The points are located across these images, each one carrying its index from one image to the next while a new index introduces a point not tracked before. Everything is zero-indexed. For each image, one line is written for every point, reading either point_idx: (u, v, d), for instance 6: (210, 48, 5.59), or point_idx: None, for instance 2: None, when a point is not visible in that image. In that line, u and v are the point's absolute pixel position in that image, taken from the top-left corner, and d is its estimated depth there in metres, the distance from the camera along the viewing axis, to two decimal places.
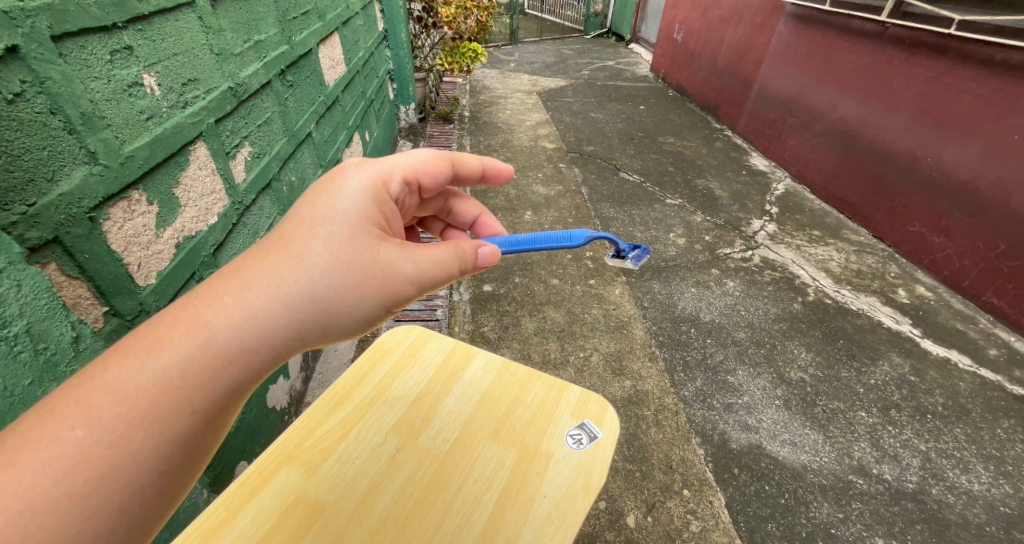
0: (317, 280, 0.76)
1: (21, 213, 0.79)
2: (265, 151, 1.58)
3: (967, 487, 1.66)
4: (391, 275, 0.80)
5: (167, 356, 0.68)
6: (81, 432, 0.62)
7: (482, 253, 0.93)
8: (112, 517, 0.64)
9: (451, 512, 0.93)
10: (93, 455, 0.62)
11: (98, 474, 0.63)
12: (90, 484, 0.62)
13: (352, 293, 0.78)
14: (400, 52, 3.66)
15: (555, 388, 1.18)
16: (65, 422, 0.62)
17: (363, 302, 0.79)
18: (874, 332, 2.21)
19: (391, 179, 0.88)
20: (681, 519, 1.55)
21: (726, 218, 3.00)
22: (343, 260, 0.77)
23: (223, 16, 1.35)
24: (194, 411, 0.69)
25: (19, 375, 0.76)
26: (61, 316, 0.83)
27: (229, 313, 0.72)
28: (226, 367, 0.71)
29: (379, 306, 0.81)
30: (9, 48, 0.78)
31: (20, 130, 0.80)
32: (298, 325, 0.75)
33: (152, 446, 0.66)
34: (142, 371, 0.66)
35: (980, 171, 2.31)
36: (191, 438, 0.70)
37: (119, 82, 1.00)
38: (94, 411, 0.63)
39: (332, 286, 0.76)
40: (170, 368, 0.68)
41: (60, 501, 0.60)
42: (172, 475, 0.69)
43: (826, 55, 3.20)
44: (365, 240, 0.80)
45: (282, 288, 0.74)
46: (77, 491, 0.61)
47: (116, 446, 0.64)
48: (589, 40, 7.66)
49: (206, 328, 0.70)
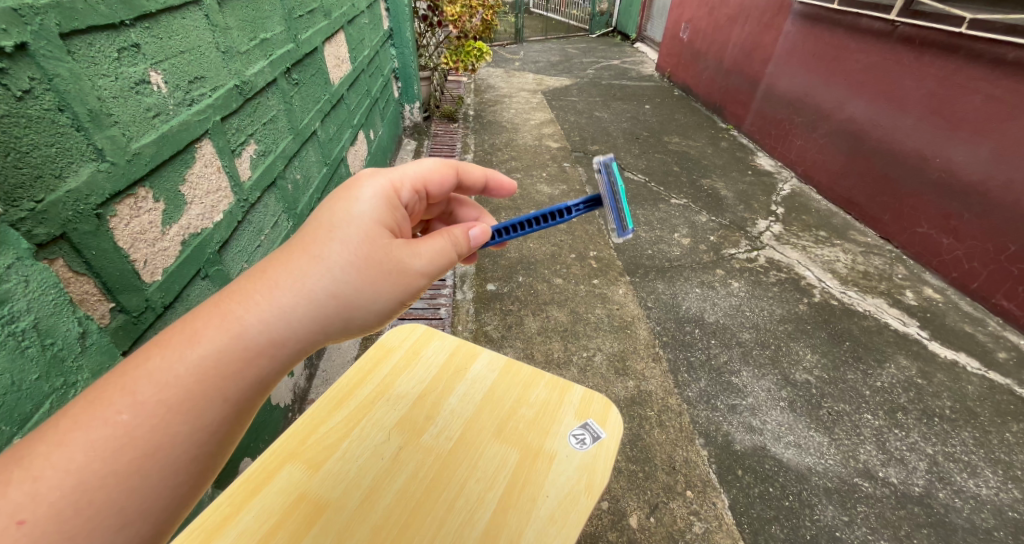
0: (338, 277, 0.76)
1: (30, 210, 0.79)
2: (271, 149, 1.59)
3: (974, 491, 1.64)
4: (404, 271, 0.81)
5: (202, 347, 0.68)
6: (126, 415, 0.63)
7: (474, 234, 0.92)
8: (153, 499, 0.64)
9: (454, 511, 0.93)
10: (136, 439, 0.63)
11: (140, 457, 0.63)
12: (132, 465, 0.62)
13: (368, 290, 0.78)
14: (405, 51, 3.65)
15: (558, 388, 1.18)
16: (111, 407, 0.63)
17: (378, 298, 0.79)
18: (880, 333, 2.19)
19: (403, 183, 0.88)
20: (684, 520, 1.54)
21: (732, 218, 2.99)
22: (361, 260, 0.77)
23: (230, 14, 1.36)
24: (229, 400, 0.69)
25: (25, 369, 0.74)
26: (68, 312, 0.81)
27: (260, 308, 0.72)
28: (256, 360, 0.71)
29: (393, 301, 0.81)
30: (19, 45, 0.78)
31: (29, 127, 0.81)
32: (322, 319, 0.75)
33: (190, 432, 0.66)
34: (180, 361, 0.67)
35: (990, 172, 2.29)
36: (224, 427, 0.70)
37: (126, 80, 1.00)
38: (138, 396, 0.64)
39: (351, 284, 0.77)
40: (206, 360, 0.68)
41: (106, 479, 0.61)
42: (207, 463, 0.69)
43: (834, 55, 3.18)
44: (380, 240, 0.80)
45: (307, 285, 0.74)
46: (120, 472, 0.62)
47: (157, 432, 0.64)
48: (595, 39, 7.62)
49: (238, 321, 0.71)
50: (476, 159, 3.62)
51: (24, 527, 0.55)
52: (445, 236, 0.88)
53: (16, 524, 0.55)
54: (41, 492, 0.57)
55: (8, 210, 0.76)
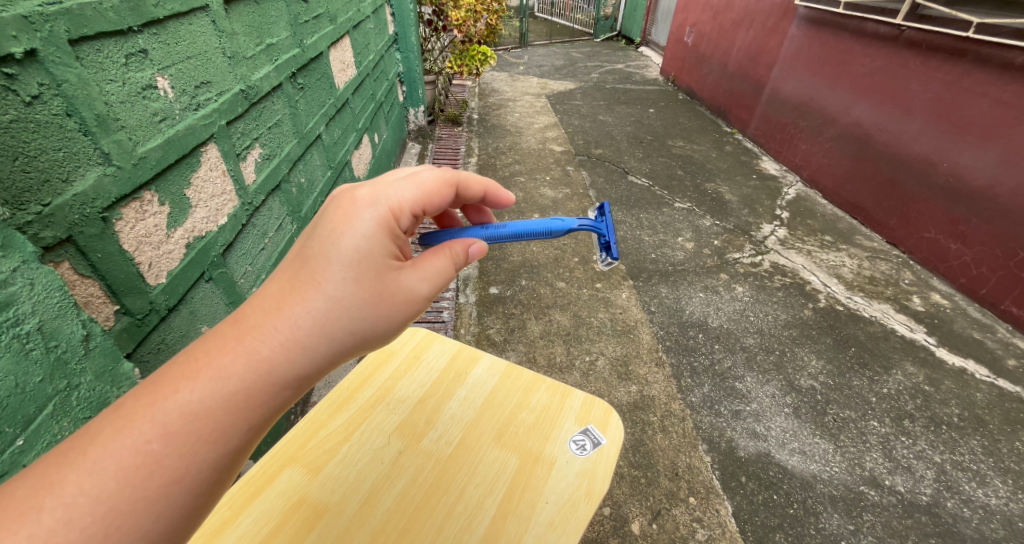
0: (355, 312, 0.76)
1: (36, 213, 0.80)
2: (276, 152, 1.60)
3: (983, 501, 1.62)
4: (411, 298, 0.82)
5: (229, 381, 0.67)
6: (157, 446, 0.62)
7: (472, 249, 0.92)
8: (182, 525, 0.64)
9: (452, 516, 0.93)
10: (167, 469, 0.62)
11: (168, 484, 0.62)
12: (160, 492, 0.61)
13: (382, 320, 0.79)
14: (410, 55, 3.69)
15: (559, 392, 1.18)
16: (141, 437, 0.62)
17: (390, 325, 0.80)
18: (887, 339, 2.17)
19: (400, 210, 0.80)
20: (686, 527, 1.53)
21: (736, 223, 2.97)
22: (375, 295, 0.77)
23: (236, 20, 1.37)
24: (255, 429, 0.69)
25: (30, 372, 0.72)
26: (72, 314, 0.78)
27: (284, 341, 0.71)
28: (280, 393, 0.71)
29: (404, 324, 0.83)
30: (27, 51, 0.80)
31: (37, 131, 0.82)
32: (342, 351, 0.76)
33: (217, 459, 0.66)
34: (209, 396, 0.66)
35: (999, 177, 2.26)
36: (249, 452, 0.69)
37: (134, 85, 1.02)
38: (167, 427, 0.63)
39: (368, 316, 0.77)
40: (232, 395, 0.67)
41: (134, 507, 0.60)
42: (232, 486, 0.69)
43: (840, 59, 3.16)
44: (388, 271, 0.78)
45: (328, 320, 0.73)
46: (148, 499, 0.61)
47: (186, 462, 0.63)
48: (600, 44, 7.62)
49: (262, 357, 0.69)
50: (480, 163, 3.64)
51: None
52: (441, 249, 0.88)
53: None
54: (76, 520, 0.57)
55: (15, 213, 0.78)
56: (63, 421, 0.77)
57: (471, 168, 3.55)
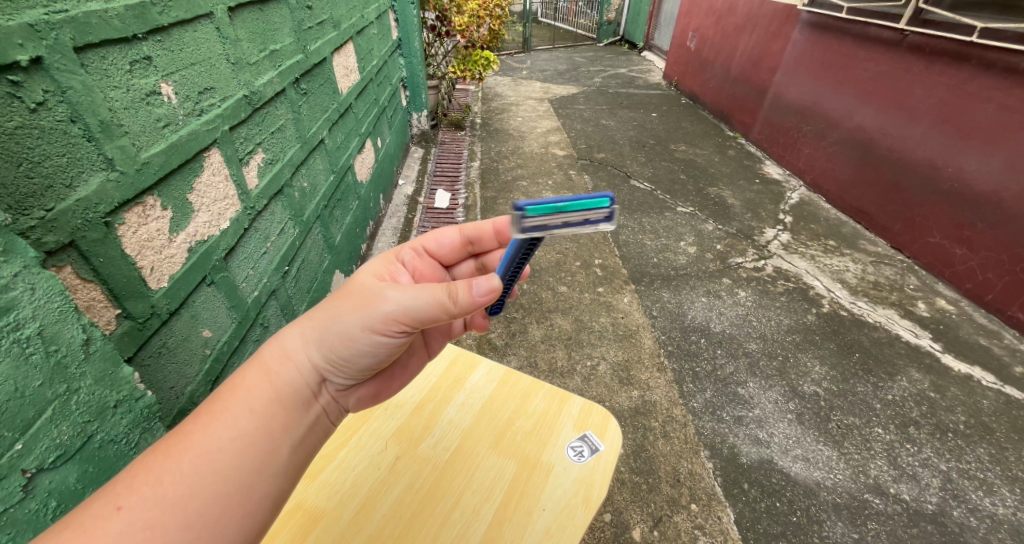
0: (330, 311, 0.82)
1: (40, 218, 0.82)
2: (279, 157, 1.61)
3: (991, 510, 1.59)
4: (371, 301, 0.81)
5: (240, 378, 0.78)
6: (190, 428, 0.72)
7: (477, 286, 0.78)
8: (217, 496, 0.69)
9: (450, 522, 0.93)
10: (196, 444, 0.71)
11: (199, 457, 0.70)
12: (194, 465, 0.69)
13: (345, 318, 0.81)
14: (413, 60, 3.72)
15: (557, 398, 1.17)
16: (180, 426, 0.73)
17: (346, 324, 0.81)
18: (892, 345, 2.15)
19: (401, 249, 0.99)
20: (687, 534, 1.52)
21: (738, 227, 2.96)
22: (344, 298, 0.84)
23: (240, 26, 1.39)
24: (266, 418, 0.76)
25: (29, 377, 0.72)
26: (73, 318, 0.78)
27: (285, 345, 0.82)
28: (279, 388, 0.79)
29: (365, 329, 0.81)
30: (33, 59, 0.81)
31: (41, 138, 0.83)
32: (329, 347, 0.82)
33: (239, 441, 0.73)
34: (229, 391, 0.76)
35: (1004, 182, 2.24)
36: (265, 440, 0.75)
37: (138, 91, 1.03)
38: (198, 415, 0.74)
39: (331, 314, 0.82)
40: (240, 388, 0.76)
41: (175, 478, 0.68)
42: (257, 466, 0.74)
43: (842, 63, 3.15)
44: (366, 281, 0.86)
45: (310, 322, 0.83)
46: (187, 471, 0.69)
47: (212, 441, 0.72)
48: (602, 49, 7.65)
49: (270, 357, 0.81)
50: (482, 167, 3.64)
51: (122, 512, 0.64)
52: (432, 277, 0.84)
53: (117, 510, 0.64)
54: (134, 488, 0.67)
55: (18, 219, 0.79)
56: (62, 425, 0.76)
57: (473, 173, 3.55)
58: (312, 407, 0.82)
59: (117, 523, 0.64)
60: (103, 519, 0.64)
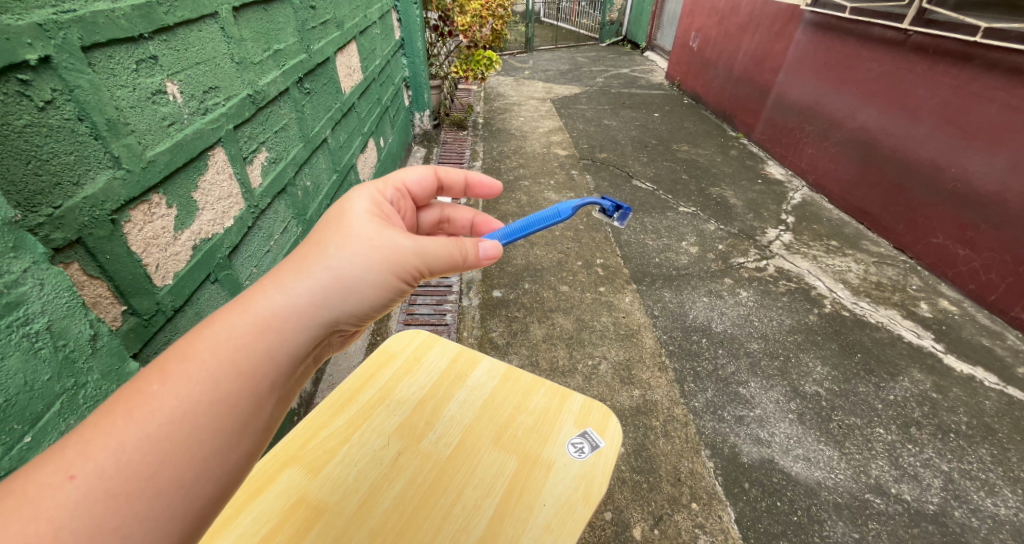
0: (337, 259, 0.72)
1: (48, 215, 0.83)
2: (282, 156, 1.62)
3: (992, 511, 1.59)
4: (391, 251, 0.76)
5: (223, 329, 0.64)
6: (157, 387, 0.59)
7: (485, 248, 0.91)
8: (193, 464, 0.59)
9: (451, 517, 0.94)
10: (168, 405, 0.58)
11: (173, 420, 0.58)
12: (164, 431, 0.58)
13: (364, 270, 0.73)
14: (416, 60, 3.72)
15: (558, 395, 1.18)
16: (144, 380, 0.59)
17: (369, 269, 0.73)
18: (893, 346, 2.15)
19: (383, 187, 0.92)
20: (688, 533, 1.52)
21: (741, 227, 2.96)
22: (358, 239, 0.75)
23: (245, 26, 1.40)
24: (251, 378, 0.64)
25: (38, 371, 0.73)
26: (80, 313, 0.79)
27: (275, 293, 0.68)
28: (272, 344, 0.66)
29: (387, 273, 0.75)
30: (42, 58, 0.82)
31: (49, 136, 0.84)
32: (331, 301, 0.71)
33: (220, 403, 0.61)
34: (209, 341, 0.63)
35: (1008, 181, 2.23)
36: (250, 401, 0.64)
37: (144, 90, 1.04)
38: (167, 370, 0.60)
39: (347, 261, 0.72)
40: (222, 341, 0.63)
41: (139, 443, 0.56)
42: (239, 428, 0.63)
43: (845, 63, 3.14)
44: (371, 224, 0.78)
45: (310, 271, 0.71)
46: (155, 437, 0.57)
47: (187, 401, 0.59)
48: (605, 49, 7.65)
49: (257, 307, 0.66)
50: (485, 167, 3.65)
51: (74, 483, 0.53)
52: None
53: (68, 479, 0.53)
54: (88, 453, 0.54)
55: (27, 216, 0.80)
56: (69, 418, 0.78)
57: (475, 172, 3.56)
58: (305, 362, 0.71)
59: (68, 496, 0.52)
60: (51, 490, 0.52)
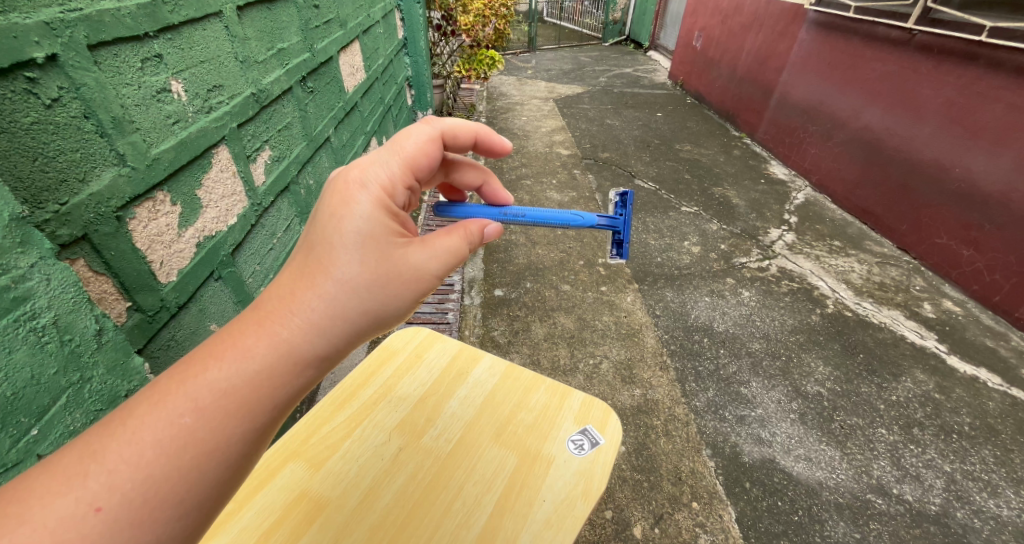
0: (365, 293, 0.76)
1: (54, 212, 0.84)
2: (285, 154, 1.63)
3: (995, 512, 1.58)
4: (416, 281, 0.81)
5: (255, 364, 0.66)
6: (189, 419, 0.61)
7: (488, 230, 0.95)
8: (218, 493, 0.63)
9: (452, 512, 0.94)
10: (201, 438, 0.61)
11: (205, 453, 0.62)
12: (194, 462, 0.61)
13: (392, 300, 0.79)
14: (419, 59, 3.73)
15: (558, 393, 1.18)
16: (173, 411, 0.61)
17: (399, 301, 0.80)
18: (896, 346, 2.14)
19: (391, 183, 0.82)
20: (689, 532, 1.52)
21: (743, 227, 2.95)
22: (386, 270, 0.78)
23: (249, 25, 1.41)
24: (278, 409, 0.68)
25: (44, 365, 0.74)
26: (86, 308, 0.80)
27: (302, 325, 0.71)
28: (299, 376, 0.70)
29: (412, 301, 0.82)
30: (49, 56, 0.83)
31: (55, 133, 0.85)
32: (354, 334, 0.76)
33: (245, 436, 0.65)
34: (241, 375, 0.66)
35: (1013, 182, 2.21)
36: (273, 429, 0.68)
37: (149, 89, 1.05)
38: (199, 404, 0.62)
39: (381, 296, 0.77)
40: (253, 376, 0.66)
41: (169, 473, 0.59)
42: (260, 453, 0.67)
43: (850, 63, 3.13)
44: (394, 248, 0.79)
45: (336, 304, 0.73)
46: (185, 466, 0.60)
47: (219, 434, 0.63)
48: (608, 49, 7.65)
49: (283, 339, 0.69)
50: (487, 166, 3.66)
51: (100, 514, 0.55)
52: (454, 230, 0.89)
53: (95, 511, 0.55)
54: (116, 484, 0.57)
55: (33, 212, 0.81)
56: (75, 413, 0.79)
57: None
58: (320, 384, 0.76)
59: (96, 528, 0.55)
60: (77, 520, 0.54)
